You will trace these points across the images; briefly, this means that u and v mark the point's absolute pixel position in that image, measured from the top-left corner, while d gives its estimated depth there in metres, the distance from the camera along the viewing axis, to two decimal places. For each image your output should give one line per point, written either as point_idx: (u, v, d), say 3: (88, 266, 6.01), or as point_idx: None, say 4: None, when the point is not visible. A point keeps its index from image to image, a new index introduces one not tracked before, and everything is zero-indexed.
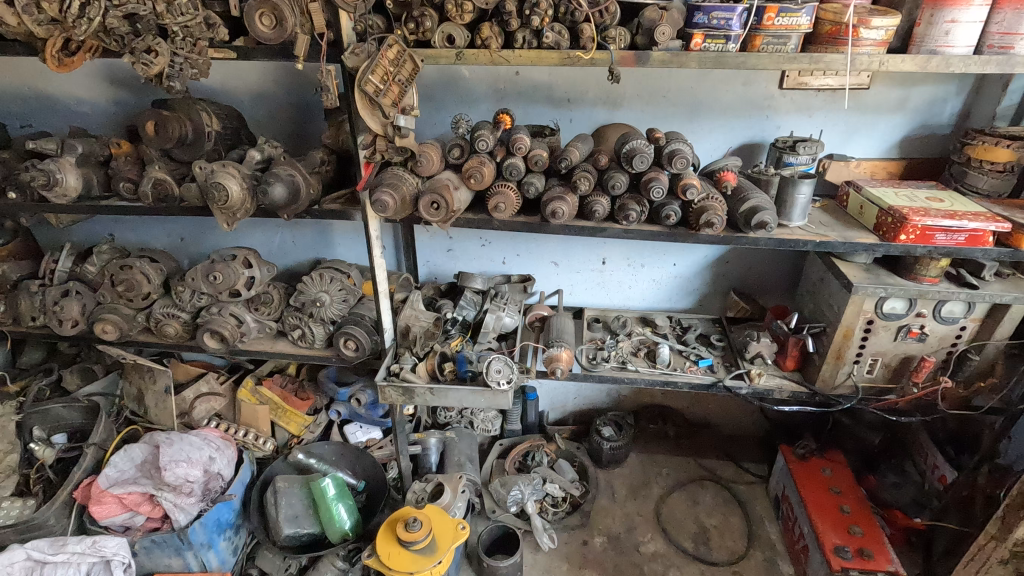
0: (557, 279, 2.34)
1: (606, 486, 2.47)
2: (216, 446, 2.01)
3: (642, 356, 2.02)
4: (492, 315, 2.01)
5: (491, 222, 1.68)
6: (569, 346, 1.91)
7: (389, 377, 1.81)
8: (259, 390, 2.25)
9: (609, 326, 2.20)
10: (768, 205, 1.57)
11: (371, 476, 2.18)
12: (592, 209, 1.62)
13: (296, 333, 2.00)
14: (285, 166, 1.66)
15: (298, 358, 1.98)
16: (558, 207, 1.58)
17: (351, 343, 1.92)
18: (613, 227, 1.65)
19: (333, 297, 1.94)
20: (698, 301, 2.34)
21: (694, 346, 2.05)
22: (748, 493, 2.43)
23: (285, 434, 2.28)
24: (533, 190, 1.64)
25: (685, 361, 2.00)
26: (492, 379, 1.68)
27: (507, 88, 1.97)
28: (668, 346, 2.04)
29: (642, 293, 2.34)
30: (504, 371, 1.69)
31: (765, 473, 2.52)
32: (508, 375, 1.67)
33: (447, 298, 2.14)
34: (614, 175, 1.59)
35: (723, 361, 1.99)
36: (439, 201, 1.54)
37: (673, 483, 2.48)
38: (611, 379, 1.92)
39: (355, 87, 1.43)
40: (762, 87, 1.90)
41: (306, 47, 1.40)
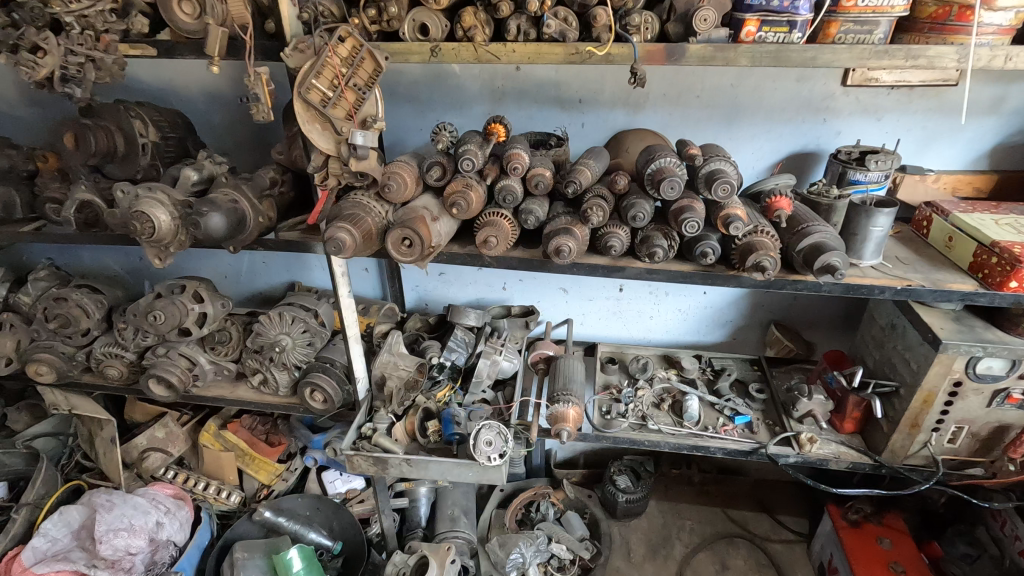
0: (565, 308, 2.00)
1: (621, 543, 2.15)
2: (165, 509, 1.72)
3: (666, 410, 1.69)
4: (487, 360, 1.67)
5: (480, 258, 1.35)
6: (577, 403, 1.58)
7: (359, 441, 1.50)
8: (223, 435, 1.96)
9: (626, 368, 1.86)
10: (836, 243, 1.21)
11: (349, 537, 1.89)
12: (607, 246, 1.28)
13: (257, 378, 1.71)
14: (227, 189, 1.35)
15: (260, 407, 1.69)
16: (563, 244, 1.24)
17: (319, 394, 1.62)
18: (633, 266, 1.31)
19: (296, 339, 1.62)
20: (732, 335, 1.99)
21: (728, 397, 1.71)
22: (787, 556, 2.10)
23: (253, 484, 2.00)
24: (533, 222, 1.30)
25: (717, 417, 1.67)
26: (481, 455, 1.37)
27: (506, 87, 1.63)
28: (697, 397, 1.70)
29: (666, 324, 2.00)
30: (498, 443, 1.37)
31: (806, 530, 2.18)
32: (501, 448, 1.36)
33: (436, 335, 1.81)
34: (635, 204, 1.25)
35: (764, 418, 1.65)
36: (413, 237, 1.22)
37: (699, 541, 2.16)
38: (628, 442, 1.60)
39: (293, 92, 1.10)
40: (820, 85, 1.55)
41: (220, 44, 1.06)
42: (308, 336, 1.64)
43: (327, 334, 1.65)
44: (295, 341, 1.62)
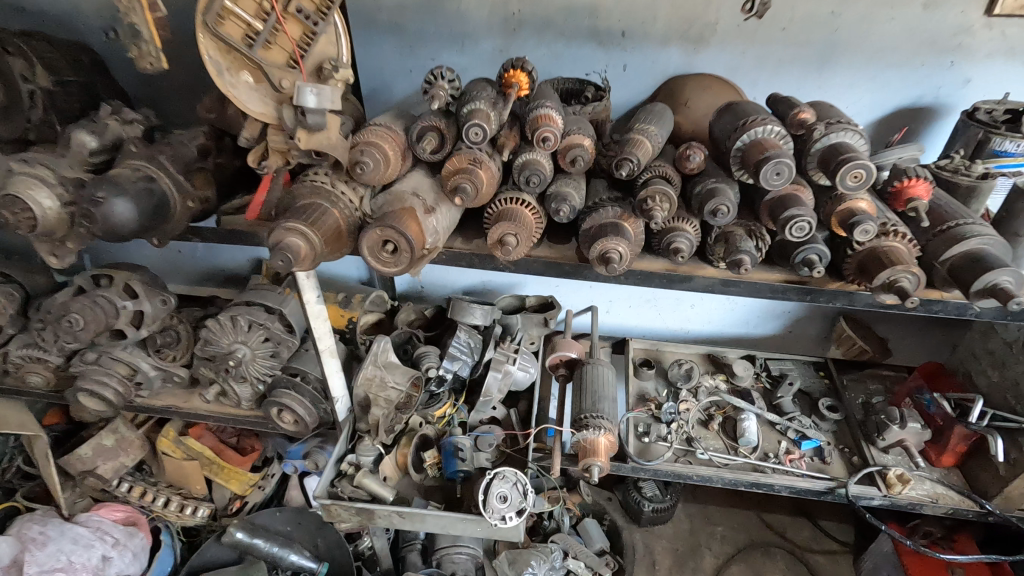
0: (589, 295, 1.65)
1: (644, 554, 1.91)
2: (113, 541, 1.44)
3: (716, 431, 1.39)
4: (496, 372, 1.34)
5: (491, 260, 0.99)
6: (610, 429, 1.27)
7: (339, 482, 1.20)
8: (185, 441, 1.66)
9: (664, 372, 1.54)
10: (1002, 254, 0.85)
11: (336, 557, 1.65)
12: (671, 249, 0.91)
13: (214, 390, 1.39)
14: (137, 162, 0.96)
15: (222, 423, 1.40)
16: (612, 249, 0.88)
17: (289, 414, 1.30)
18: (703, 274, 0.95)
19: (255, 350, 1.27)
20: (789, 328, 1.66)
21: (792, 415, 1.40)
22: (830, 571, 1.87)
23: (224, 495, 1.73)
24: (567, 214, 0.93)
25: (779, 441, 1.37)
26: (493, 512, 1.07)
27: (524, 14, 1.20)
28: (755, 415, 1.39)
29: (710, 314, 1.66)
30: (516, 497, 1.08)
31: (851, 539, 1.94)
32: (519, 505, 1.07)
33: (435, 334, 1.48)
34: (715, 191, 0.88)
35: (837, 443, 1.35)
36: (398, 241, 0.85)
37: (731, 551, 1.92)
38: (672, 476, 1.30)
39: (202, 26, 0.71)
40: (955, 14, 1.13)
41: None
42: (271, 346, 1.28)
43: (296, 341, 1.30)
44: (254, 351, 1.26)
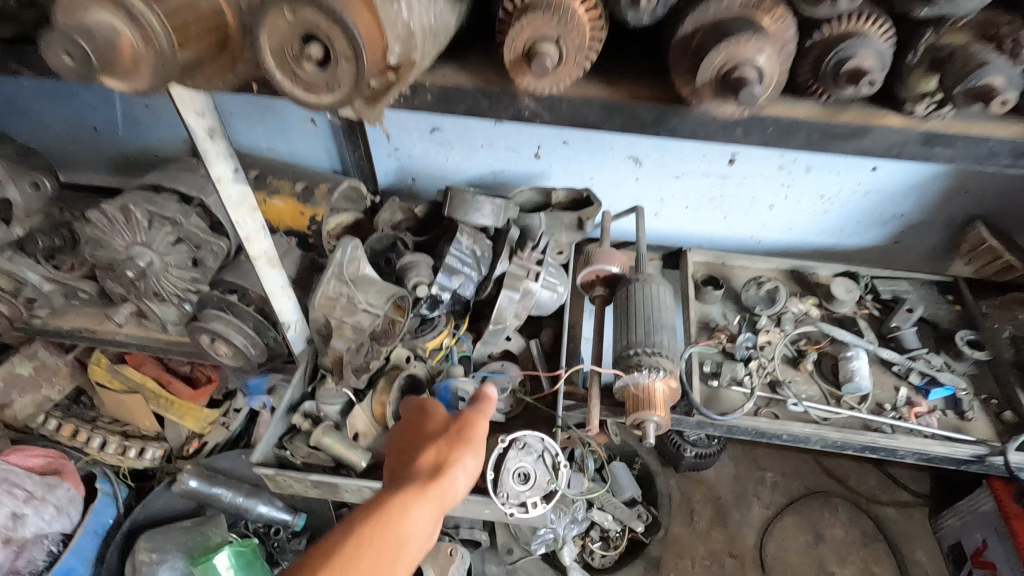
0: (635, 190, 1.25)
1: (681, 503, 1.62)
2: (26, 495, 1.15)
3: (809, 372, 1.03)
4: (509, 293, 0.96)
5: (511, 101, 0.57)
6: (671, 372, 0.91)
7: (292, 442, 0.87)
8: (122, 372, 1.35)
9: (734, 294, 1.15)
10: None
11: (316, 509, 1.36)
12: (844, 71, 0.50)
13: (128, 310, 1.02)
14: None
15: (151, 352, 1.08)
16: (746, 61, 0.48)
17: (224, 344, 0.94)
18: (886, 125, 0.54)
19: (165, 256, 0.88)
20: (896, 234, 1.27)
21: (914, 351, 1.03)
22: (901, 526, 1.59)
23: (179, 434, 1.42)
24: (652, 6, 0.50)
25: (896, 386, 1.01)
26: (513, 496, 0.80)
27: None
28: (865, 353, 1.02)
29: (793, 218, 1.27)
30: (542, 475, 0.81)
31: (927, 489, 1.65)
32: (545, 487, 0.79)
33: (429, 239, 1.08)
34: None
35: (977, 390, 1.00)
36: (331, 36, 0.44)
37: (783, 501, 1.63)
38: (752, 433, 0.95)
39: None
40: None
41: None
42: (188, 250, 0.89)
43: (228, 246, 0.90)
44: (164, 260, 0.88)
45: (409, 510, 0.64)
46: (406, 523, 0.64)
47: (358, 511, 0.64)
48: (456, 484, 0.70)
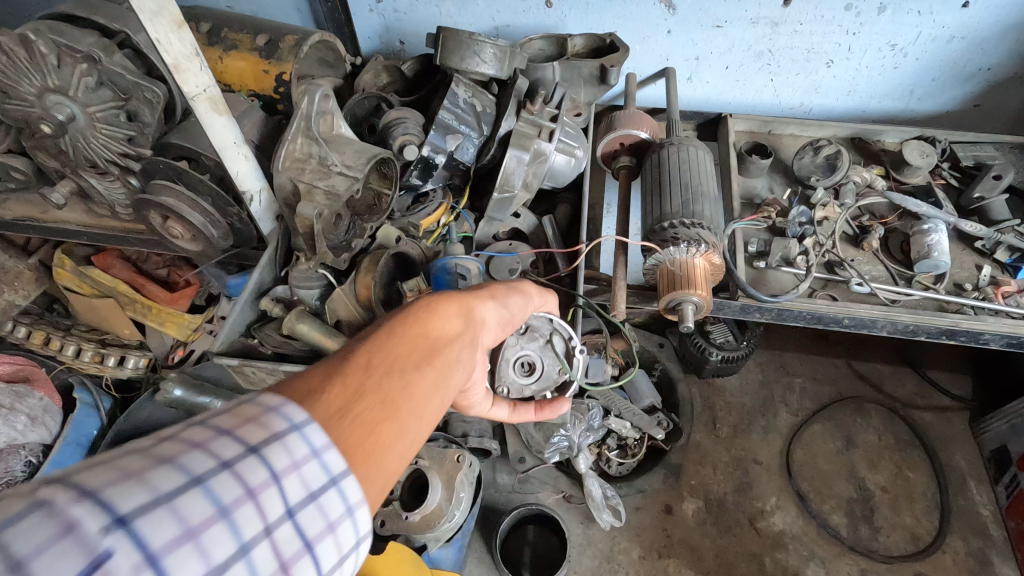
0: (665, 47, 1.05)
1: (703, 410, 1.52)
2: None
3: (876, 249, 0.86)
4: (517, 154, 0.79)
5: None
6: (714, 245, 0.75)
7: (259, 328, 0.79)
8: (87, 273, 1.22)
9: (783, 167, 0.97)
10: None
11: None
12: None
13: (69, 190, 0.87)
14: None
15: (104, 242, 0.93)
16: None
17: (178, 223, 0.78)
18: None
19: (89, 108, 0.71)
20: (975, 92, 1.07)
21: (1004, 223, 0.86)
22: (940, 431, 1.48)
23: (162, 342, 1.27)
24: None
25: (979, 263, 0.85)
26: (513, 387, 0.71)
27: None
28: (946, 225, 0.85)
29: (854, 77, 1.06)
30: (544, 364, 0.71)
31: (969, 393, 1.53)
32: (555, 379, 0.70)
33: (421, 101, 0.90)
34: None
35: None
36: None
37: (813, 407, 1.53)
38: (806, 319, 0.81)
39: None
40: None
41: None
42: (118, 103, 0.72)
43: (167, 92, 0.73)
44: (91, 115, 0.72)
45: (457, 309, 0.51)
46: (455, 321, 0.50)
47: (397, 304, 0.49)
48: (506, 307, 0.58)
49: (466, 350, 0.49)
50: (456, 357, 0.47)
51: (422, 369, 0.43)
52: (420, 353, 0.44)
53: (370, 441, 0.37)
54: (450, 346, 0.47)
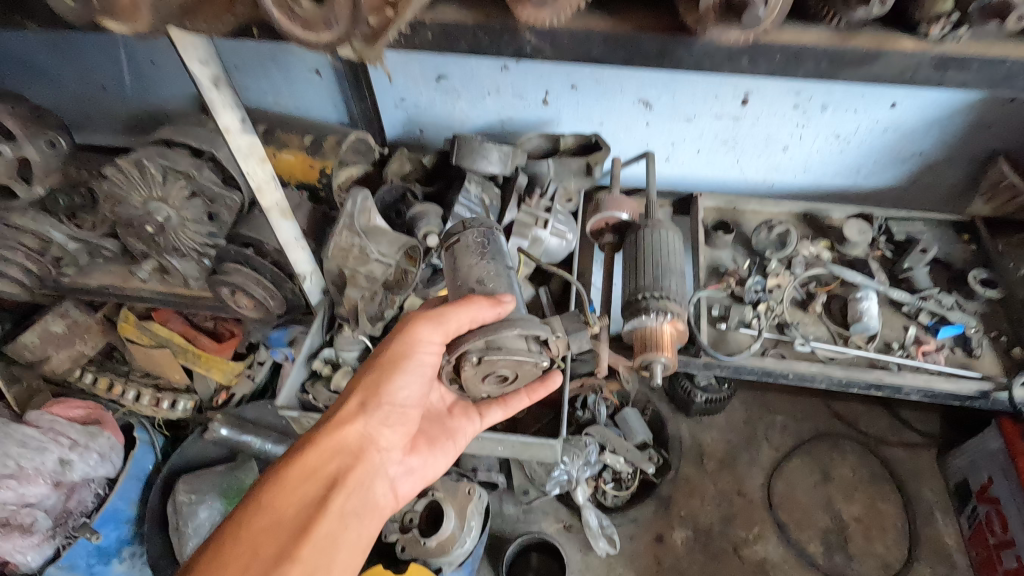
0: (645, 135, 1.23)
1: (692, 445, 1.66)
2: (70, 443, 1.23)
3: (819, 312, 1.03)
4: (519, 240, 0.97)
5: (515, 39, 0.56)
6: (679, 314, 0.93)
7: (313, 384, 0.98)
8: (149, 328, 1.39)
9: (745, 239, 1.15)
10: None
11: None
12: None
13: (150, 266, 1.06)
14: None
15: (174, 307, 1.11)
16: None
17: (243, 297, 0.97)
18: (898, 50, 0.52)
19: (181, 211, 0.90)
20: (915, 174, 1.23)
21: (927, 291, 1.03)
22: (909, 466, 1.61)
23: (208, 386, 1.45)
24: None
25: (906, 325, 1.01)
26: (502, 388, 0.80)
27: None
28: (877, 293, 1.02)
29: (807, 159, 1.24)
30: (512, 373, 0.73)
31: (937, 431, 1.66)
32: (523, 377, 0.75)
33: (439, 189, 1.09)
34: None
35: (988, 328, 1.00)
36: None
37: (793, 443, 1.67)
38: (758, 373, 0.97)
39: None
40: None
41: None
42: (203, 204, 0.91)
43: (241, 199, 0.93)
44: (181, 215, 0.91)
45: (293, 496, 0.71)
46: (306, 489, 0.72)
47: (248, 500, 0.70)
48: (362, 426, 0.79)
49: (328, 503, 0.72)
50: (293, 546, 0.67)
51: (281, 552, 0.66)
52: (277, 542, 0.67)
53: None
54: (299, 528, 0.69)
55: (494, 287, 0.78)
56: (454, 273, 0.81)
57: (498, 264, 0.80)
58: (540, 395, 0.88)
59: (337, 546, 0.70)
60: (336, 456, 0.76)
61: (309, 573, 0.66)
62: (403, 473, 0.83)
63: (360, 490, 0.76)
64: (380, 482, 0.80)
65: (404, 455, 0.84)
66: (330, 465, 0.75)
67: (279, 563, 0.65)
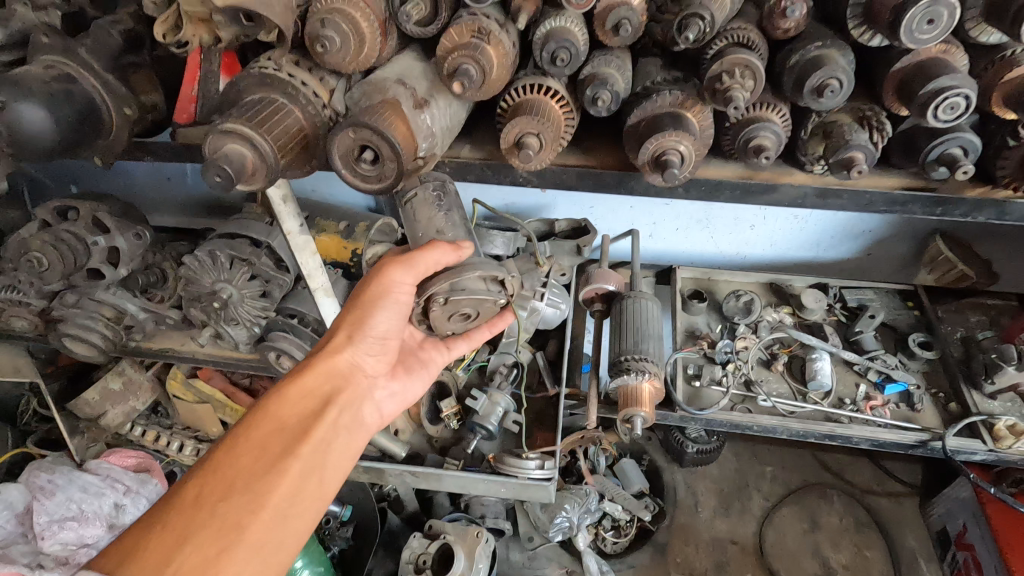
0: (629, 216, 1.39)
1: (687, 495, 1.77)
2: (125, 488, 1.40)
3: (781, 371, 1.19)
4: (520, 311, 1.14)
5: (512, 174, 0.77)
6: (656, 374, 1.09)
7: None
8: (194, 384, 1.52)
9: (718, 306, 1.32)
10: None
11: (360, 501, 1.51)
12: (751, 147, 0.67)
13: (208, 333, 1.24)
14: (51, 59, 0.75)
15: (224, 367, 1.29)
16: (670, 149, 0.65)
17: (288, 360, 1.14)
18: (789, 183, 0.71)
19: (242, 289, 1.10)
20: (873, 249, 1.33)
21: (875, 353, 1.19)
22: (893, 514, 1.71)
23: None
24: (609, 103, 0.68)
25: (857, 381, 1.17)
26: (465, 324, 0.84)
27: None
28: (831, 355, 1.18)
29: (772, 236, 1.36)
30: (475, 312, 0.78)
31: (918, 480, 1.77)
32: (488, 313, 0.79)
33: None
34: (821, 61, 0.62)
35: (928, 385, 1.14)
36: (376, 148, 0.63)
37: (782, 492, 1.77)
38: (728, 425, 1.12)
39: None
40: None
41: None
42: (259, 284, 1.11)
43: (290, 279, 1.13)
44: (241, 292, 1.10)
45: (290, 412, 0.75)
46: (303, 403, 0.77)
47: (248, 415, 0.75)
48: (351, 355, 0.83)
49: (323, 416, 0.77)
50: (290, 455, 0.72)
51: (278, 459, 0.71)
52: (278, 444, 0.73)
53: (222, 550, 0.64)
54: (296, 438, 0.74)
55: (454, 236, 0.78)
56: (411, 225, 0.77)
57: (454, 215, 0.79)
58: (499, 326, 0.92)
59: (330, 453, 0.76)
60: (327, 379, 0.80)
61: (305, 471, 0.72)
62: (387, 397, 0.87)
63: (352, 408, 0.81)
64: (368, 404, 0.84)
65: (388, 381, 0.88)
66: (324, 387, 0.80)
67: (277, 465, 0.71)
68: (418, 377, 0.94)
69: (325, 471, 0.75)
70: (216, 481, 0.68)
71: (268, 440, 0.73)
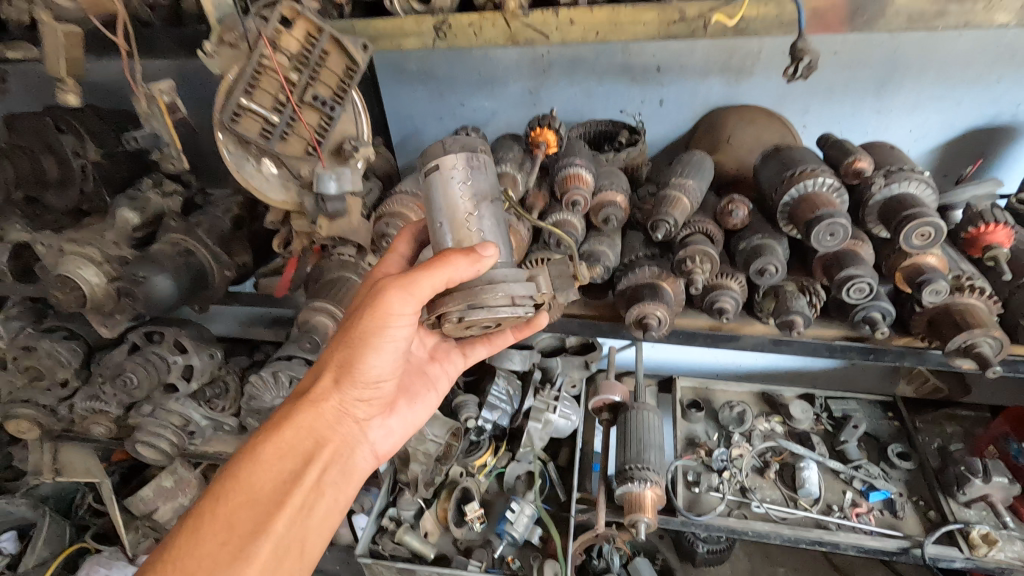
0: None
1: None
2: None
3: (773, 478, 1.31)
4: (536, 423, 1.30)
5: None
6: (657, 482, 1.21)
7: (380, 535, 1.26)
8: None
9: (715, 415, 1.45)
10: None
11: None
12: (714, 308, 0.85)
13: None
14: (176, 236, 0.98)
15: None
16: (650, 314, 0.83)
17: None
18: (749, 333, 0.90)
19: None
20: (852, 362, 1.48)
21: (858, 462, 1.30)
22: None
23: None
24: (601, 274, 0.88)
25: (843, 489, 1.28)
26: (486, 332, 0.80)
27: (553, 56, 1.13)
28: (817, 463, 1.30)
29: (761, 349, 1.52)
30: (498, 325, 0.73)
31: None
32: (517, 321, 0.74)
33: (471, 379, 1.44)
34: (762, 250, 0.81)
35: (908, 493, 1.25)
36: None
37: None
38: (725, 531, 1.22)
39: (225, 125, 0.74)
40: None
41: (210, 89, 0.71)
42: None
43: None
44: None
45: (266, 478, 0.75)
46: (281, 464, 0.77)
47: (216, 487, 0.73)
48: (336, 401, 0.82)
49: (301, 479, 0.77)
50: (262, 533, 0.72)
51: (251, 538, 0.71)
52: (252, 518, 0.72)
53: None
54: (270, 512, 0.73)
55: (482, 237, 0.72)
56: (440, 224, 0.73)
57: (489, 216, 0.73)
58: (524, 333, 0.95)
59: (313, 516, 0.77)
60: (306, 435, 0.80)
61: (282, 545, 0.73)
62: (379, 433, 0.91)
63: (335, 462, 0.83)
64: (359, 448, 0.86)
65: (379, 418, 0.91)
66: (306, 443, 0.80)
67: (249, 546, 0.70)
68: (420, 398, 1.00)
69: (306, 536, 0.76)
70: (180, 570, 0.66)
71: (238, 516, 0.72)
